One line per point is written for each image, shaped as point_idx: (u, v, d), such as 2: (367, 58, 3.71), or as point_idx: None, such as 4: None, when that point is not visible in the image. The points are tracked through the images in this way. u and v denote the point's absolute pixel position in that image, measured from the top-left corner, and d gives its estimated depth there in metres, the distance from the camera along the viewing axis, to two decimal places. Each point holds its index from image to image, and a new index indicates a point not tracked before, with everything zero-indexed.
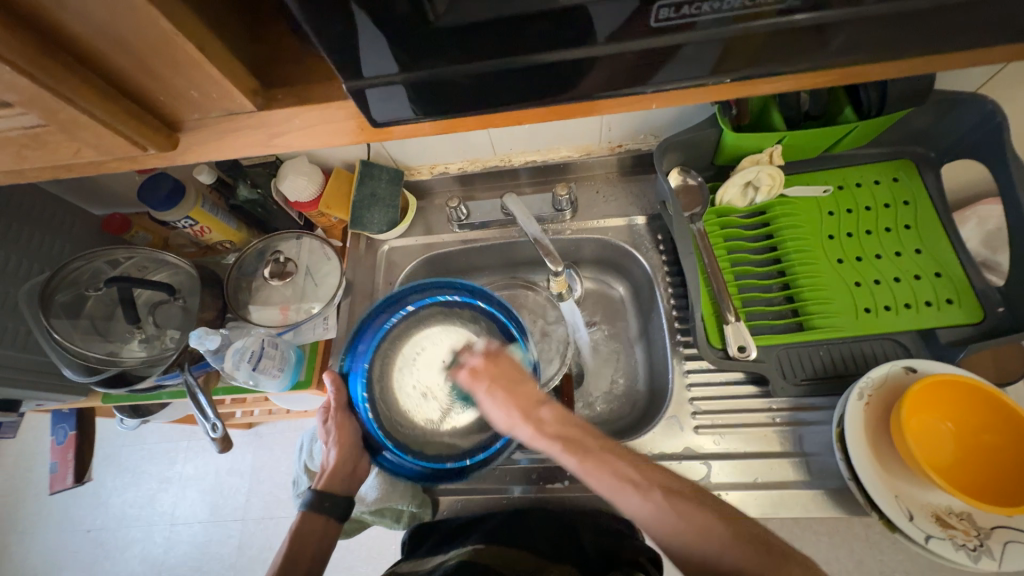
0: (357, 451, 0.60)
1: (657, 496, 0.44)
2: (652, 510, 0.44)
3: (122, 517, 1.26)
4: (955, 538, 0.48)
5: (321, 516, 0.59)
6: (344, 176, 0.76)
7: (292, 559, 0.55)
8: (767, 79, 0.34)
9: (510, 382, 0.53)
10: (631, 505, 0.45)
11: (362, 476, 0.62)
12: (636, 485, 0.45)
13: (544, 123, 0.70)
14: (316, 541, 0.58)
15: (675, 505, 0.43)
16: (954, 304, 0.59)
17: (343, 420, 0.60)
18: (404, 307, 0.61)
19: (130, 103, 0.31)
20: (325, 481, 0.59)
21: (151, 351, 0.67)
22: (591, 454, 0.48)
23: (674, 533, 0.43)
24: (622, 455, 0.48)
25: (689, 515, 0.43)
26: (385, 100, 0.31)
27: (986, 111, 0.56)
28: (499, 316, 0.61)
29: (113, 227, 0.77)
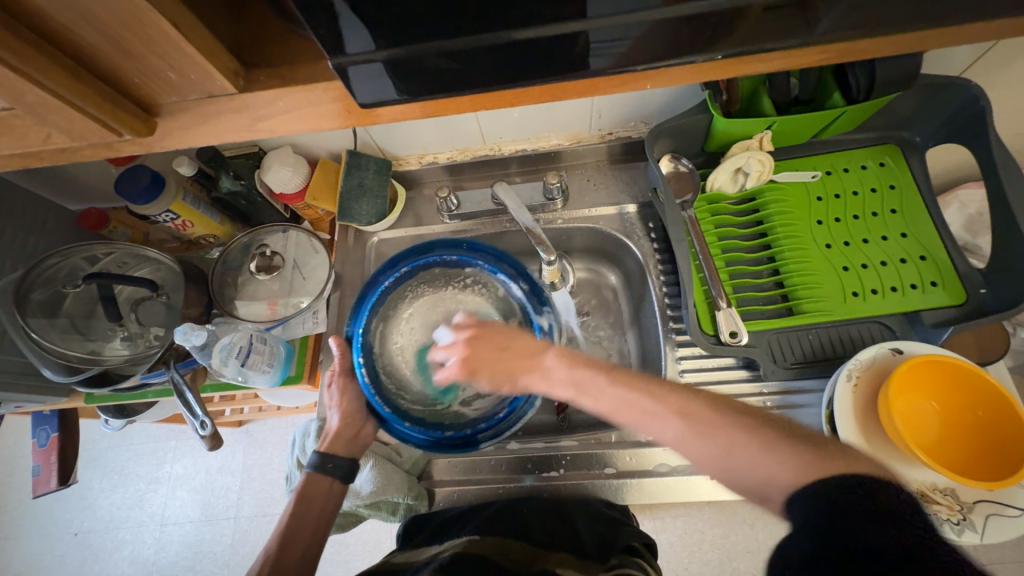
0: (358, 416, 0.60)
1: (677, 421, 0.46)
2: (676, 432, 0.45)
3: (110, 520, 1.23)
4: (940, 513, 0.49)
5: (326, 477, 0.59)
6: (330, 166, 0.74)
7: (296, 522, 0.56)
8: (770, 58, 0.33)
9: (498, 349, 0.54)
10: (659, 434, 0.46)
11: (366, 441, 0.61)
12: (656, 413, 0.47)
13: (534, 111, 0.69)
14: (320, 505, 0.58)
15: (698, 427, 0.45)
16: (938, 286, 0.60)
17: (345, 383, 0.60)
18: (402, 269, 0.60)
19: (103, 84, 0.30)
20: (329, 444, 0.59)
21: (135, 348, 0.66)
22: (608, 391, 0.50)
23: (707, 456, 0.44)
24: (633, 385, 0.49)
25: (715, 434, 0.44)
26: (365, 80, 0.30)
27: (969, 94, 0.57)
28: (503, 278, 0.60)
29: (89, 223, 0.73)
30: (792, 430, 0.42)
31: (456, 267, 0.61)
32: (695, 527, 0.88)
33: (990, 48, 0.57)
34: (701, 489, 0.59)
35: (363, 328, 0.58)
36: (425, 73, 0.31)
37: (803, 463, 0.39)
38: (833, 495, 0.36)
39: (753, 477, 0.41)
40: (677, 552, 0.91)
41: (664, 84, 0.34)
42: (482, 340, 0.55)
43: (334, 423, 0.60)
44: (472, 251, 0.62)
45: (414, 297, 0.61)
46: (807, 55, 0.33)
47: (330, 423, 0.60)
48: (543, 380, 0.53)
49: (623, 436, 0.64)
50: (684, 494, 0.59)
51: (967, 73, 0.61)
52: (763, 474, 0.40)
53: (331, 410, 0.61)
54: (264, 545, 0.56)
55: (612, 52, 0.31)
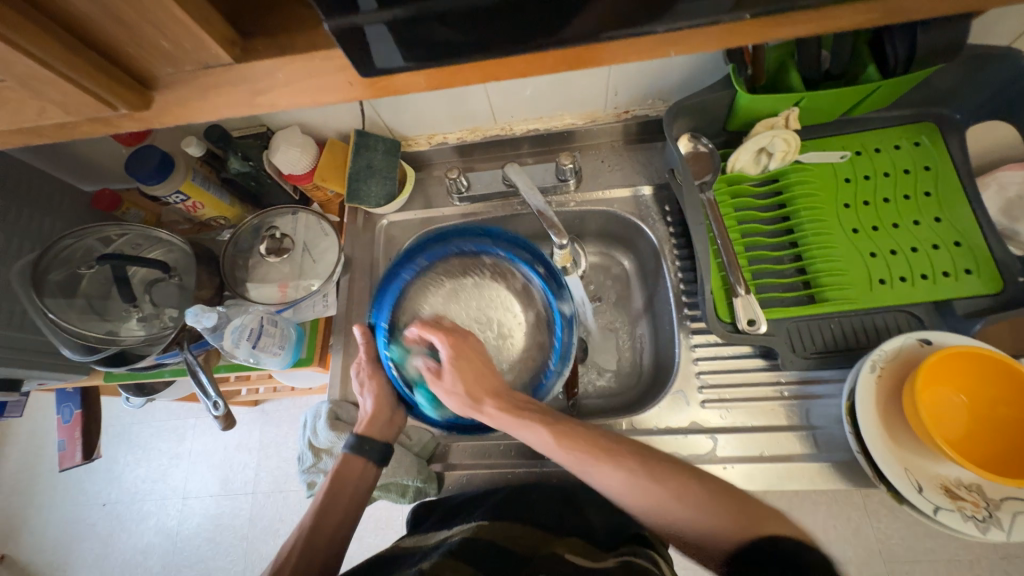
0: (392, 402, 0.61)
1: (631, 465, 0.48)
2: (625, 479, 0.47)
3: (135, 492, 1.28)
4: (965, 509, 0.47)
5: (362, 459, 0.59)
6: (338, 147, 0.73)
7: (333, 495, 0.58)
8: (808, 16, 0.30)
9: (473, 360, 0.53)
10: (604, 477, 0.48)
11: (401, 424, 0.61)
12: (601, 459, 0.48)
13: (546, 88, 0.66)
14: (353, 485, 0.59)
15: (649, 472, 0.47)
16: (973, 274, 0.57)
17: (374, 370, 0.61)
18: (418, 261, 0.59)
19: (95, 55, 0.29)
20: (364, 427, 0.59)
21: (150, 329, 0.66)
22: (578, 444, 0.49)
23: (656, 499, 0.46)
24: (603, 432, 0.51)
25: (673, 485, 0.46)
26: (368, 47, 0.29)
27: (1019, 65, 0.52)
28: (523, 265, 0.59)
29: (103, 204, 0.75)
30: (727, 491, 0.46)
31: (474, 256, 0.60)
32: None
33: None
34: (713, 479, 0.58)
35: (388, 321, 0.58)
36: (429, 40, 0.29)
37: (732, 524, 0.43)
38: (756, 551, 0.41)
39: (697, 526, 0.45)
40: None
41: (687, 49, 0.32)
42: (455, 348, 0.52)
43: (368, 406, 0.60)
44: (489, 240, 0.60)
45: (434, 287, 0.59)
46: (844, 17, 0.31)
47: (364, 408, 0.61)
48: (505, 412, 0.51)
49: (634, 424, 0.63)
50: None
51: (1017, 42, 0.57)
52: (711, 526, 0.44)
53: (364, 396, 0.61)
54: (299, 521, 0.58)
55: (632, 12, 0.29)
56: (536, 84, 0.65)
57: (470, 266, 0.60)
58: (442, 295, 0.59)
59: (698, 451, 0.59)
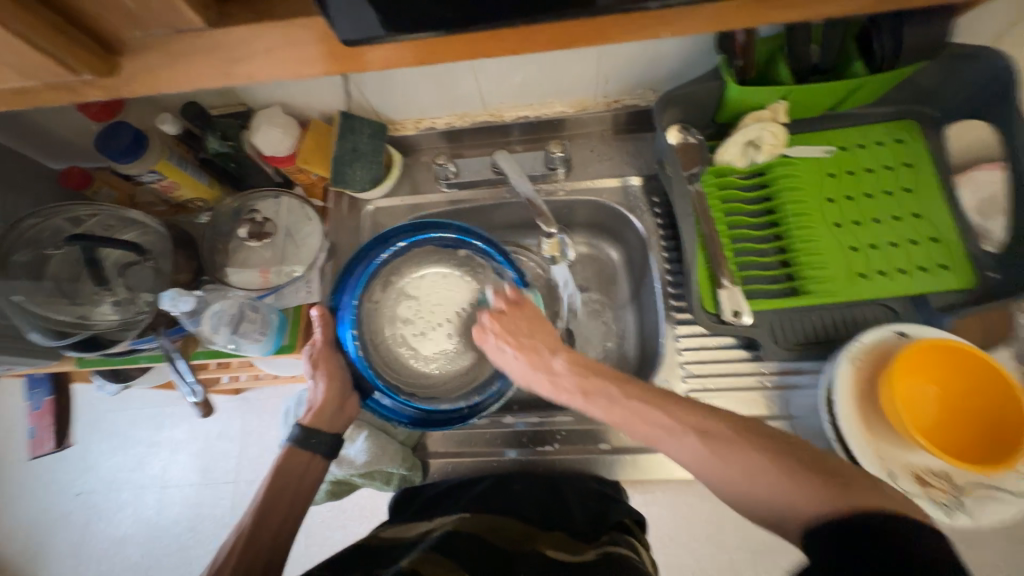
0: (345, 389, 0.58)
1: (696, 442, 0.42)
2: (693, 456, 0.42)
3: (111, 481, 1.25)
4: (933, 495, 0.49)
5: (308, 452, 0.58)
6: (323, 128, 0.70)
7: (275, 493, 0.56)
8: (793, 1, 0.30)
9: (526, 326, 0.52)
10: (681, 454, 0.43)
11: (351, 413, 0.59)
12: (675, 431, 0.43)
13: (537, 74, 0.65)
14: (297, 481, 0.57)
15: (713, 447, 0.41)
16: (947, 269, 0.58)
17: (327, 355, 0.58)
18: (396, 244, 0.60)
19: (54, 15, 0.28)
20: (314, 417, 0.57)
21: (124, 314, 0.63)
22: (617, 403, 0.46)
23: (740, 472, 0.40)
24: (646, 398, 0.45)
25: (747, 457, 0.40)
26: (345, 13, 0.28)
27: (997, 66, 0.54)
28: (496, 257, 0.60)
29: (74, 182, 0.71)
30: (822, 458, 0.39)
31: (451, 247, 0.61)
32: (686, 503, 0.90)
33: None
34: None
35: (355, 300, 0.58)
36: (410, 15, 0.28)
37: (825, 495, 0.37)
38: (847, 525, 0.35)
39: (779, 508, 0.38)
40: (666, 525, 0.96)
41: (680, 31, 0.32)
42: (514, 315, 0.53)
43: (319, 395, 0.57)
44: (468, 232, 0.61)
45: (415, 269, 0.62)
46: (834, 3, 0.31)
47: (314, 395, 0.57)
48: (553, 381, 0.49)
49: None
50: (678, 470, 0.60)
51: (997, 42, 0.58)
52: (789, 501, 0.38)
53: (317, 381, 0.58)
54: (239, 519, 0.55)
55: None
56: (527, 68, 0.64)
57: (443, 256, 0.62)
58: (419, 282, 0.62)
59: None
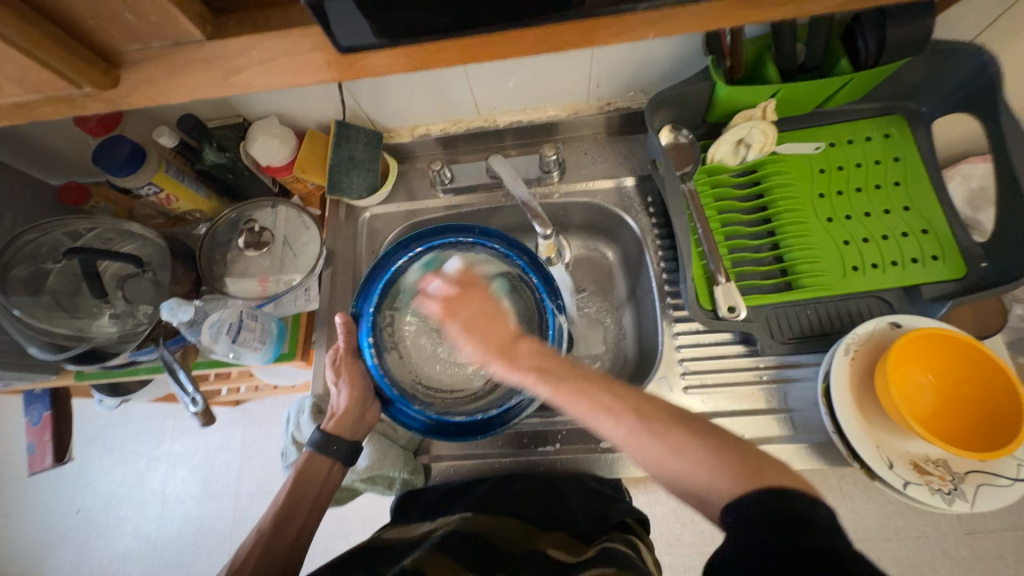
0: (368, 395, 0.60)
1: (631, 421, 0.44)
2: (625, 432, 0.44)
3: (111, 497, 1.24)
4: (932, 483, 0.50)
5: (328, 459, 0.59)
6: (318, 137, 0.71)
7: (293, 501, 0.56)
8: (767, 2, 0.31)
9: (473, 311, 0.53)
10: (610, 430, 0.45)
11: (372, 422, 0.61)
12: (612, 409, 0.45)
13: (528, 78, 0.66)
14: (316, 491, 0.58)
15: (654, 429, 0.43)
16: (939, 260, 0.59)
17: (353, 362, 0.60)
18: (417, 249, 0.60)
19: (58, 29, 0.28)
20: (336, 423, 0.58)
21: (123, 327, 0.64)
22: (564, 381, 0.48)
23: (656, 453, 0.43)
24: (591, 381, 0.47)
25: (667, 437, 0.43)
26: (335, 22, 0.29)
27: (980, 59, 0.55)
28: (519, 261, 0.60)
29: (70, 197, 0.71)
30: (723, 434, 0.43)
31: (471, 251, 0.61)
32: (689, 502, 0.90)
33: (1003, 12, 0.55)
34: None
35: (373, 308, 0.59)
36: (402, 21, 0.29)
37: (731, 466, 0.40)
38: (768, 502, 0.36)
39: (698, 481, 0.41)
40: (670, 525, 0.96)
41: (666, 31, 0.32)
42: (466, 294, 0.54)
43: (342, 401, 0.59)
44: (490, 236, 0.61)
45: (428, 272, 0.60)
46: (811, 1, 0.32)
47: (338, 401, 0.59)
48: (509, 361, 0.50)
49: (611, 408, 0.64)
50: None
51: (979, 37, 0.59)
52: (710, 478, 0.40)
53: (340, 388, 0.60)
54: (258, 522, 0.56)
55: None
56: (518, 74, 0.65)
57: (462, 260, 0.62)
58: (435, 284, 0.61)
59: None
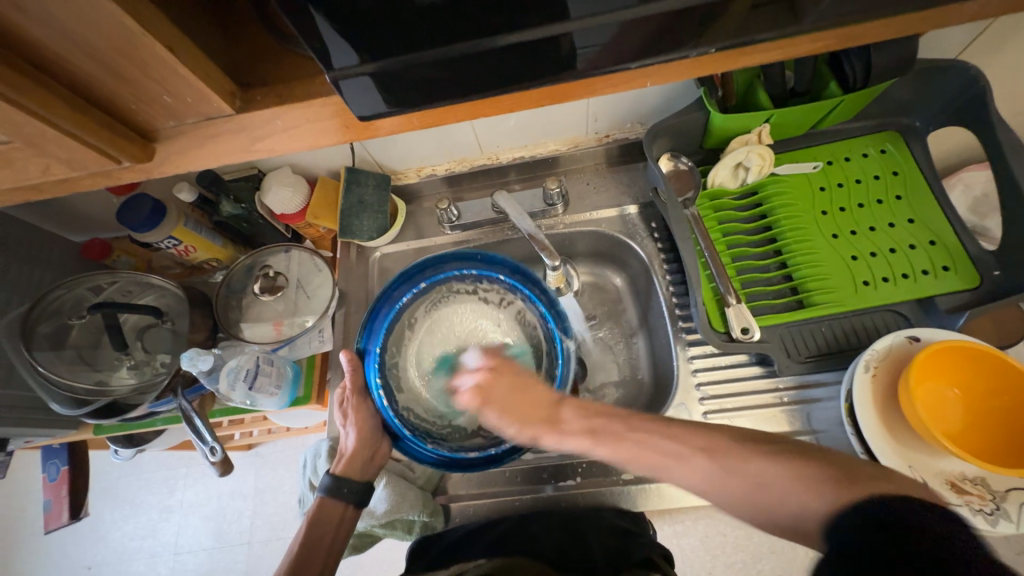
0: (375, 435, 0.60)
1: (707, 462, 0.45)
2: (705, 476, 0.45)
3: (124, 551, 1.22)
4: (972, 503, 0.48)
5: (340, 502, 0.58)
6: (330, 183, 0.74)
7: (308, 548, 0.55)
8: (758, 47, 0.33)
9: (518, 385, 0.55)
10: (682, 478, 0.46)
11: (381, 462, 0.61)
12: (679, 455, 0.47)
13: (528, 117, 0.69)
14: (332, 535, 0.57)
15: (731, 465, 0.44)
16: (950, 271, 0.59)
17: (358, 404, 0.60)
18: (419, 284, 0.61)
19: (99, 112, 0.30)
20: (343, 466, 0.59)
21: (141, 377, 0.65)
22: (626, 441, 0.49)
23: (745, 492, 0.43)
24: (649, 432, 0.49)
25: (748, 471, 0.43)
26: (351, 96, 0.31)
27: (967, 77, 0.56)
28: (525, 290, 0.60)
29: (93, 253, 0.74)
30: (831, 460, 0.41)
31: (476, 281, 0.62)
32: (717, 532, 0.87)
33: (985, 29, 0.57)
34: None
35: (381, 346, 0.59)
36: (411, 83, 0.31)
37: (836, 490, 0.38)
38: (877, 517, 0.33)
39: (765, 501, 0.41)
40: (699, 556, 0.92)
41: (661, 80, 0.34)
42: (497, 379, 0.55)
43: (350, 443, 0.59)
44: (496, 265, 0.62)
45: (432, 305, 0.63)
46: (801, 45, 0.33)
47: (347, 443, 0.60)
48: (559, 431, 0.52)
49: None
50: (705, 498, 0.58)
51: (964, 54, 0.61)
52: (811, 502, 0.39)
53: (348, 429, 0.60)
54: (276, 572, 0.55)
55: (598, 48, 0.31)
56: (519, 114, 0.68)
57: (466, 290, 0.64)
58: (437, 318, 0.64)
59: None
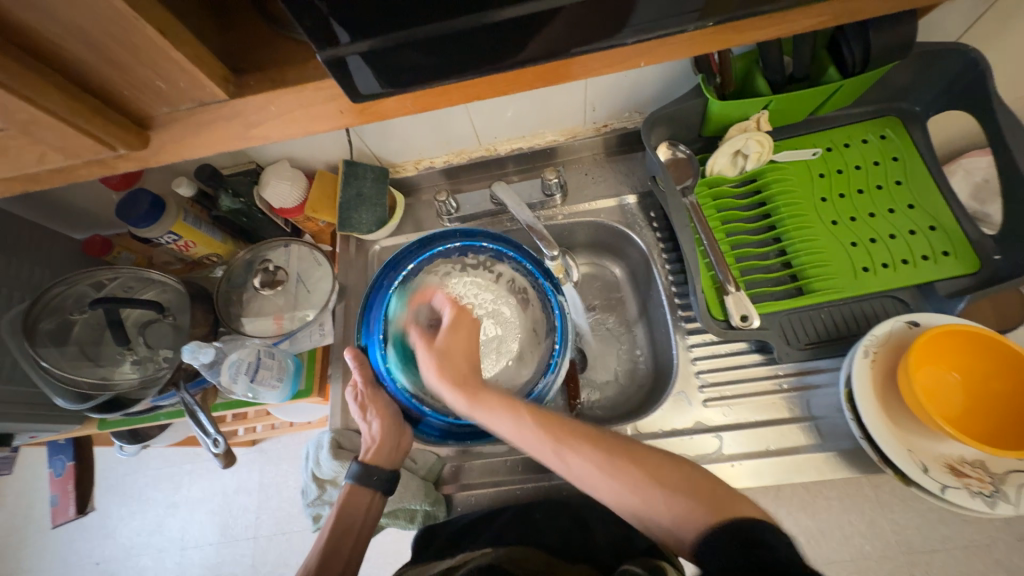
0: (398, 421, 0.61)
1: (607, 448, 0.49)
2: (594, 469, 0.49)
3: (131, 546, 1.23)
4: (971, 486, 0.48)
5: (369, 491, 0.59)
6: (328, 177, 0.74)
7: (338, 537, 0.57)
8: (751, 23, 0.33)
9: (465, 348, 0.55)
10: (577, 471, 0.49)
11: (406, 448, 0.61)
12: (584, 446, 0.50)
13: (525, 108, 0.69)
14: (361, 521, 0.58)
15: (627, 457, 0.49)
16: (950, 256, 0.59)
17: (373, 395, 0.61)
18: (407, 265, 0.64)
19: (95, 100, 0.31)
20: (372, 455, 0.59)
21: (144, 372, 0.65)
22: (558, 428, 0.51)
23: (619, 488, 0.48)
24: (576, 432, 0.51)
25: (643, 465, 0.48)
26: (344, 77, 0.31)
27: (967, 58, 0.56)
28: (510, 253, 0.64)
29: (95, 250, 0.75)
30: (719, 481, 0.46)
31: (461, 254, 0.65)
32: None
33: (985, 11, 0.56)
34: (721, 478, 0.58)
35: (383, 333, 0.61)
36: (403, 64, 0.31)
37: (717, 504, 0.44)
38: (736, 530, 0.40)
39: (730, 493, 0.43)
40: None
41: (657, 59, 0.34)
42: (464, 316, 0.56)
43: (374, 433, 0.60)
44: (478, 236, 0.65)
45: (432, 279, 0.64)
46: (795, 21, 0.33)
47: (370, 433, 0.60)
48: (510, 409, 0.52)
49: (639, 429, 0.63)
50: None
51: (965, 36, 0.60)
52: (689, 505, 0.45)
53: (370, 421, 0.61)
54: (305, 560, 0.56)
55: (590, 25, 0.31)
56: (516, 105, 0.68)
57: (458, 266, 0.66)
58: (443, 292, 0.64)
59: (704, 451, 0.60)
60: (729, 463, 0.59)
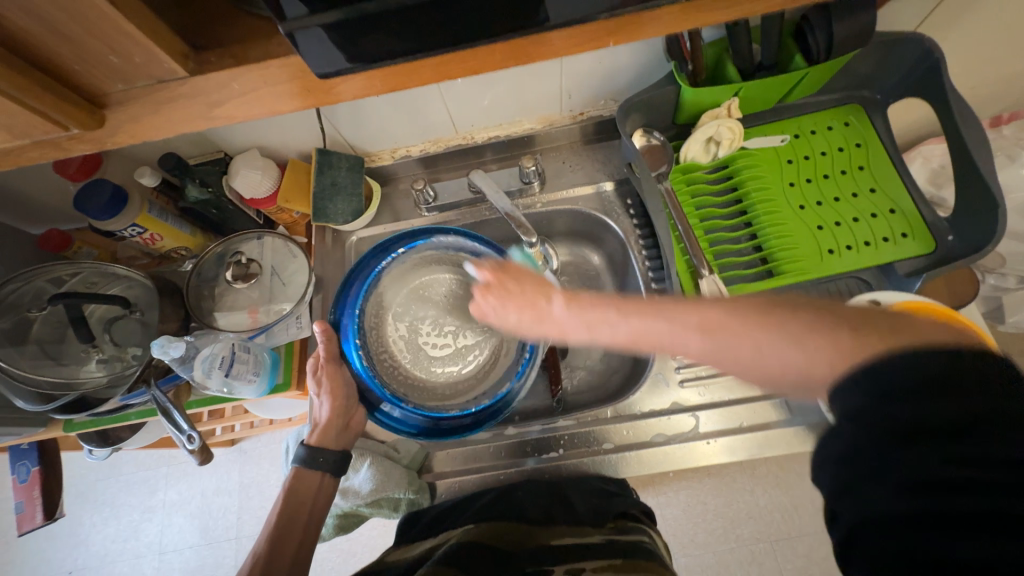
0: (351, 403, 0.61)
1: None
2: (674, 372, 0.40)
3: (106, 553, 1.20)
4: None
5: (318, 472, 0.59)
6: (300, 166, 0.72)
7: (286, 521, 0.56)
8: (715, 2, 0.33)
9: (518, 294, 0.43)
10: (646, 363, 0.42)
11: (354, 431, 0.62)
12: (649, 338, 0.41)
13: (501, 95, 0.68)
14: (311, 502, 0.58)
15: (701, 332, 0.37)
16: (909, 237, 0.62)
17: (332, 370, 0.60)
18: (397, 251, 0.64)
19: (41, 74, 0.29)
20: (319, 436, 0.58)
21: (111, 370, 0.63)
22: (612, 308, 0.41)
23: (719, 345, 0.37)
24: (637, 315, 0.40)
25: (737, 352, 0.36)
26: (308, 52, 0.30)
27: (924, 47, 0.58)
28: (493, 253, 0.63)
29: (52, 244, 0.71)
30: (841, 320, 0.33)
31: (452, 252, 0.65)
32: (695, 498, 0.96)
33: (940, 2, 0.59)
34: (696, 455, 0.61)
35: (358, 309, 0.62)
36: (368, 41, 0.31)
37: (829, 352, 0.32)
38: (864, 392, 0.30)
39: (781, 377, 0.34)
40: (682, 526, 0.96)
41: (627, 39, 0.34)
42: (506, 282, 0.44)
43: (323, 413, 0.59)
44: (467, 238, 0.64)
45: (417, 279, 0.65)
46: (758, 2, 0.34)
47: (319, 414, 0.59)
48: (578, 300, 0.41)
49: (619, 412, 0.64)
50: (682, 462, 0.61)
51: (922, 26, 0.62)
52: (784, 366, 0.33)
53: (322, 399, 0.59)
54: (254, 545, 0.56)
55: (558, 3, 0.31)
56: (493, 92, 0.67)
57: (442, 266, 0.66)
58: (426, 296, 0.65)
59: (681, 430, 0.62)
60: (704, 441, 0.61)
